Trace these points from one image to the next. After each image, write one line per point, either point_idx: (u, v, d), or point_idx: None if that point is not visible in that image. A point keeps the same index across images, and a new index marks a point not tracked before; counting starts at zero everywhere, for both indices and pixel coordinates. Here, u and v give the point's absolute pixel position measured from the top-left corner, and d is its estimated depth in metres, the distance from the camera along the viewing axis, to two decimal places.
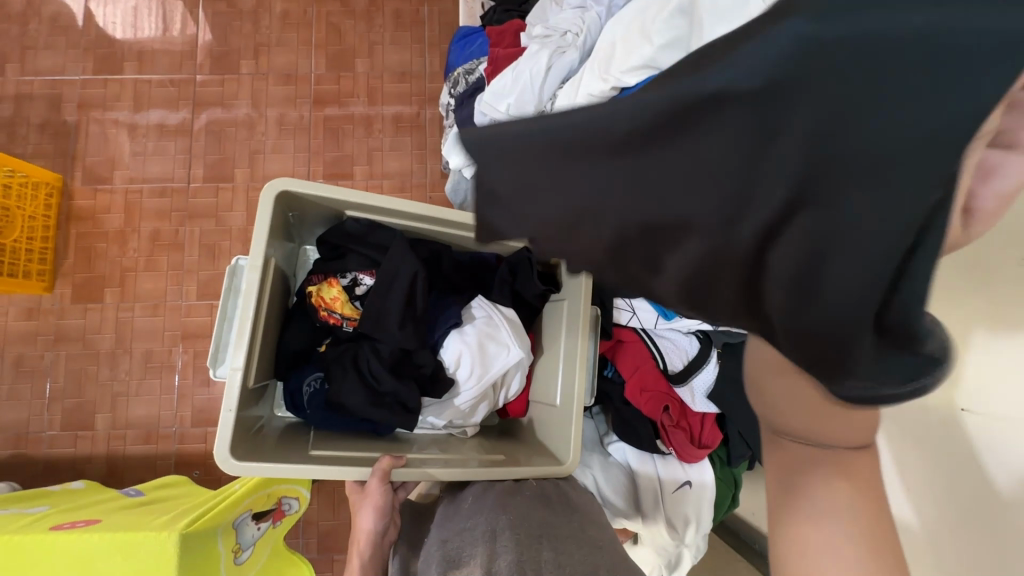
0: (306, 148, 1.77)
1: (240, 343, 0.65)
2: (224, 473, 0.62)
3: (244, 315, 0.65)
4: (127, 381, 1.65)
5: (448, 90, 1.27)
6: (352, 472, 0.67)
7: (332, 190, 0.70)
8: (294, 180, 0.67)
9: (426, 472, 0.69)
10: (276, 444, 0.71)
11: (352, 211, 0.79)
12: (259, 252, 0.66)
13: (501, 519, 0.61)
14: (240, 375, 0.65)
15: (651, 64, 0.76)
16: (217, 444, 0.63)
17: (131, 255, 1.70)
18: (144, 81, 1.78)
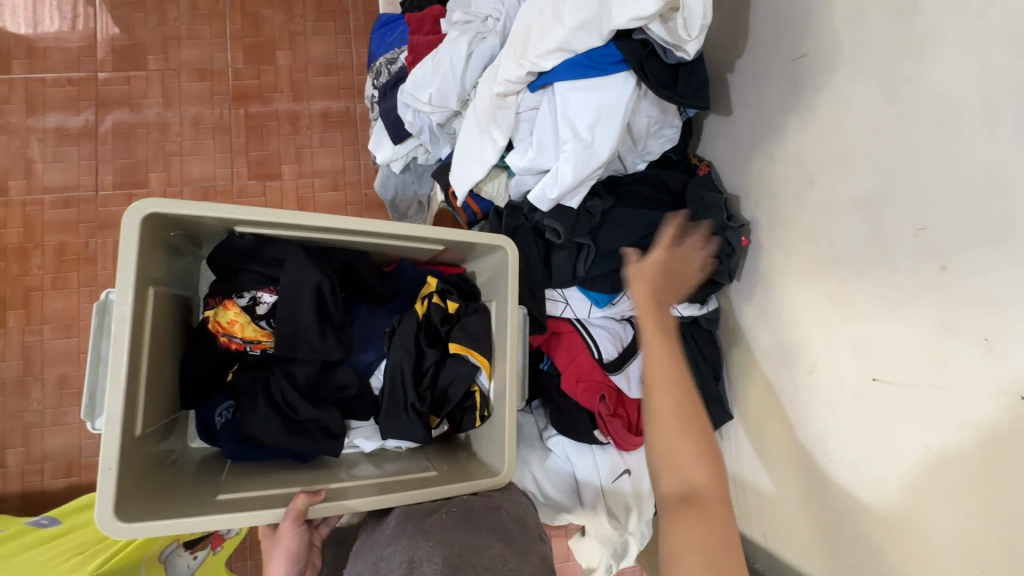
0: (228, 148, 1.66)
1: (115, 389, 0.57)
2: (113, 537, 0.56)
3: (117, 354, 0.57)
4: (40, 410, 1.51)
5: (371, 81, 1.20)
6: (261, 517, 0.61)
7: (206, 208, 0.61)
8: (160, 201, 0.58)
9: (344, 504, 0.64)
10: (180, 491, 0.65)
11: (241, 226, 0.70)
12: (126, 284, 0.58)
13: (420, 547, 0.56)
14: (118, 426, 0.58)
15: (565, 46, 0.73)
16: (100, 506, 0.56)
17: (35, 272, 1.55)
18: (37, 80, 1.62)
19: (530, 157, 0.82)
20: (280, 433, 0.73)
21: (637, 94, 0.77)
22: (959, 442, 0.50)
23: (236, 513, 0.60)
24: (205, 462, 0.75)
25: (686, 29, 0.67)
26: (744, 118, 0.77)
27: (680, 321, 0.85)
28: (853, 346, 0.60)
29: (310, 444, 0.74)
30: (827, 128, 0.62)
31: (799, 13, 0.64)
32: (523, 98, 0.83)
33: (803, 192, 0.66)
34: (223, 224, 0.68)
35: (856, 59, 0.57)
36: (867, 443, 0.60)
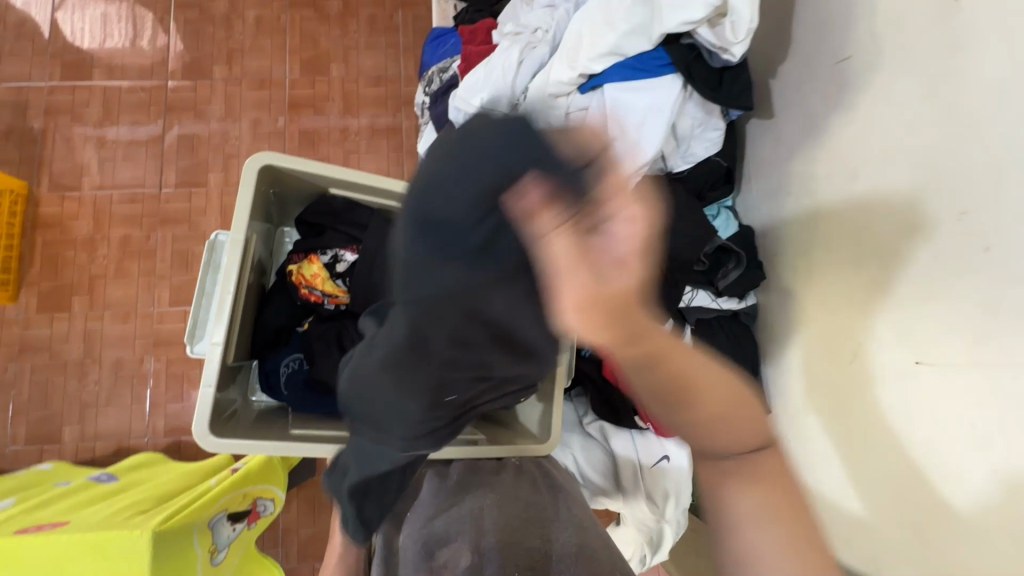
0: (281, 152, 1.76)
1: (220, 320, 0.64)
2: (202, 449, 0.62)
3: (226, 287, 0.65)
4: (96, 391, 1.60)
5: (423, 88, 1.28)
6: (334, 450, 0.67)
7: (313, 165, 0.69)
8: (280, 155, 0.67)
9: (411, 449, 0.69)
10: (255, 426, 0.71)
11: (336, 187, 0.79)
12: (241, 226, 0.66)
13: (487, 500, 0.64)
14: (220, 351, 0.65)
15: (616, 50, 0.79)
16: (197, 420, 0.63)
17: (100, 262, 1.66)
18: (114, 87, 1.76)
19: None
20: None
21: (682, 96, 0.81)
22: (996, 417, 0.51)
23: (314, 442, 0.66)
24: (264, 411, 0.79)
25: (734, 31, 0.71)
26: (787, 121, 0.80)
27: (720, 313, 0.89)
28: (896, 331, 0.62)
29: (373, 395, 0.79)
30: (869, 125, 0.65)
31: (843, 17, 0.67)
32: (573, 99, 0.87)
33: (845, 186, 0.69)
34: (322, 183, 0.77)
35: (899, 58, 0.60)
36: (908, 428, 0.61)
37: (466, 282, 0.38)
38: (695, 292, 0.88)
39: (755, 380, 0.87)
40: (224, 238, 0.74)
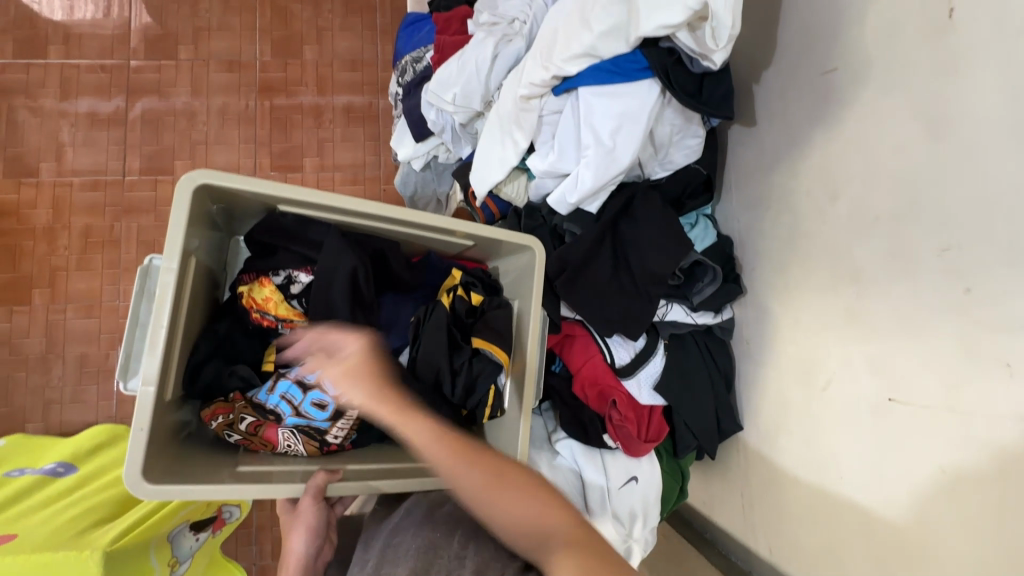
0: (251, 139, 1.69)
1: (155, 354, 0.61)
2: (136, 497, 0.59)
3: (160, 320, 0.61)
4: (60, 387, 1.55)
5: (396, 78, 1.22)
6: (284, 490, 0.64)
7: (253, 183, 0.65)
8: (216, 173, 0.62)
9: (363, 485, 0.66)
10: (201, 464, 0.68)
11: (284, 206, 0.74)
12: (174, 253, 0.62)
13: (431, 535, 0.58)
14: (153, 391, 0.61)
15: (592, 51, 0.74)
16: (128, 465, 0.59)
17: (61, 253, 1.59)
18: (72, 66, 1.66)
19: (552, 160, 0.83)
20: (303, 415, 0.74)
21: (661, 101, 0.77)
22: (966, 460, 0.50)
23: (257, 485, 0.63)
24: (220, 442, 0.76)
25: (714, 38, 0.66)
26: (768, 132, 0.76)
27: (694, 328, 0.86)
28: (871, 364, 0.60)
29: (334, 429, 0.75)
30: (853, 144, 0.62)
31: (830, 26, 0.63)
32: (547, 100, 0.83)
33: (825, 207, 0.66)
34: (268, 201, 0.72)
35: (884, 77, 0.57)
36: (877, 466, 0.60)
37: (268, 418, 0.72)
38: (671, 306, 0.84)
39: (729, 399, 0.85)
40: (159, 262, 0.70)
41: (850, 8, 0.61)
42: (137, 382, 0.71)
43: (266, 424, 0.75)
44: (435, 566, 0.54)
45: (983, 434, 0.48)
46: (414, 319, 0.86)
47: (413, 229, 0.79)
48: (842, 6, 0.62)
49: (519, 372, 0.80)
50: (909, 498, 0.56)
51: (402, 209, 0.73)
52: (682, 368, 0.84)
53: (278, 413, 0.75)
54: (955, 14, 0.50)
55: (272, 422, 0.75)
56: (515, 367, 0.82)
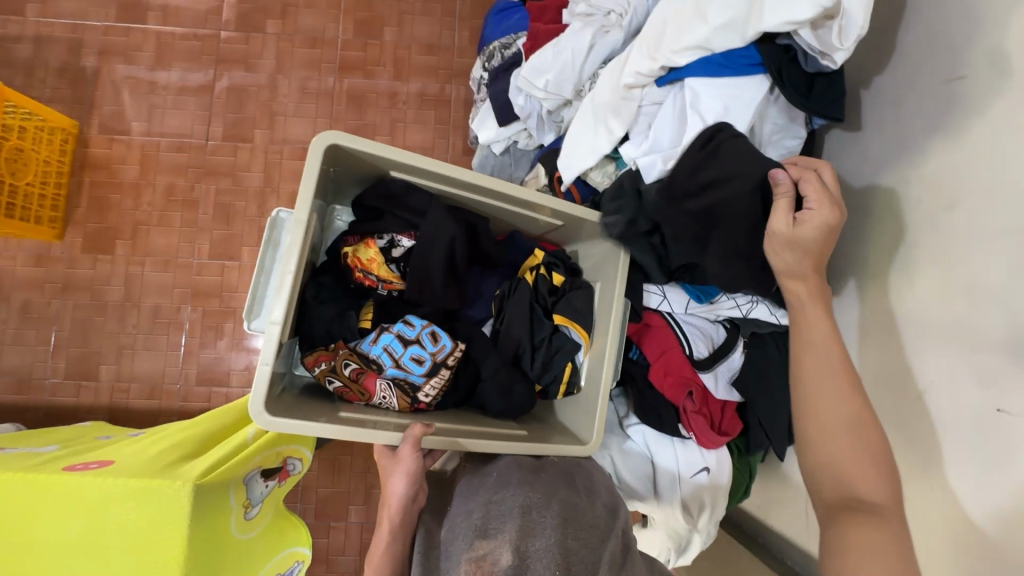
0: (328, 114, 1.75)
1: (280, 301, 0.64)
2: (257, 426, 0.62)
3: (287, 269, 0.64)
4: (134, 334, 1.64)
5: (482, 63, 1.25)
6: (382, 437, 0.67)
7: (378, 147, 0.67)
8: (346, 135, 0.65)
9: (456, 441, 0.69)
10: (305, 405, 0.71)
11: (397, 171, 0.76)
12: (304, 206, 0.64)
13: (531, 497, 0.61)
14: (277, 332, 0.64)
15: (705, 45, 0.75)
16: (252, 398, 0.62)
17: (145, 208, 1.69)
18: (168, 33, 1.75)
19: (645, 149, 0.84)
20: (401, 367, 0.78)
21: (768, 98, 0.78)
22: None
23: (363, 429, 0.66)
24: (318, 390, 0.80)
25: (840, 36, 0.66)
26: (876, 138, 0.76)
27: (776, 328, 0.83)
28: (980, 375, 0.59)
29: (426, 386, 0.77)
30: (978, 153, 0.61)
31: (962, 33, 0.63)
32: (648, 92, 0.85)
33: (938, 215, 0.65)
34: (384, 166, 0.74)
35: (1022, 85, 0.57)
36: (977, 477, 0.59)
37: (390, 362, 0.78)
38: (755, 302, 0.81)
39: None
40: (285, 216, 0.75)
41: (988, 15, 0.60)
42: (259, 324, 0.77)
43: (367, 373, 0.77)
44: (541, 526, 0.57)
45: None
46: (497, 294, 0.89)
47: (511, 203, 0.80)
48: (980, 13, 0.61)
49: (599, 353, 0.82)
50: (1007, 509, 0.56)
51: (507, 183, 0.74)
52: (759, 368, 0.83)
53: (380, 362, 0.78)
54: None
55: (373, 371, 0.77)
56: (593, 349, 0.83)
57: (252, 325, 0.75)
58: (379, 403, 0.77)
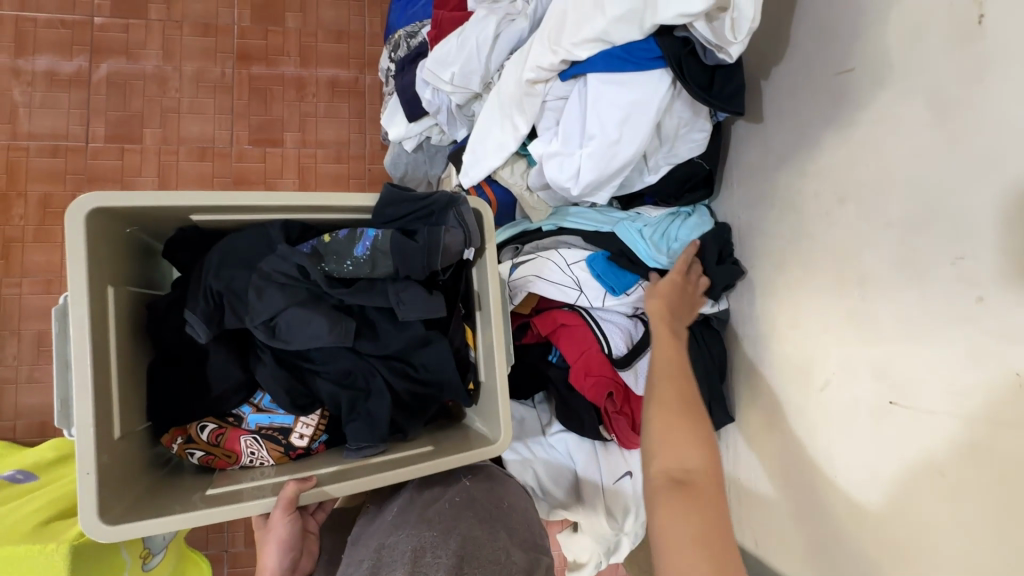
0: (229, 109, 1.60)
1: (81, 395, 0.54)
2: (98, 541, 0.54)
3: (83, 357, 0.54)
4: (15, 366, 1.45)
5: (388, 54, 1.17)
6: (253, 507, 0.59)
7: (157, 200, 0.57)
8: (116, 196, 0.55)
9: (327, 491, 0.61)
10: (168, 494, 0.63)
11: (200, 215, 0.65)
12: (79, 290, 0.54)
13: (427, 536, 0.58)
14: (92, 432, 0.55)
15: (603, 37, 0.72)
16: (82, 512, 0.54)
17: (17, 223, 1.49)
18: (28, 19, 1.53)
19: (555, 147, 0.81)
20: (264, 412, 0.71)
21: (671, 93, 0.75)
22: (958, 464, 0.52)
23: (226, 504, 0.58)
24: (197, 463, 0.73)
25: (733, 30, 0.65)
26: (776, 130, 0.75)
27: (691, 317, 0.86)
28: (872, 370, 0.60)
29: (298, 427, 0.71)
30: (867, 149, 0.61)
31: (849, 27, 0.63)
32: (553, 86, 0.80)
33: (832, 209, 0.66)
34: (181, 212, 0.63)
35: (904, 84, 0.56)
36: (868, 461, 0.61)
37: (363, 282, 0.66)
38: None
39: (722, 390, 0.86)
40: None
41: (870, 9, 0.60)
42: None
43: (228, 431, 0.71)
44: (433, 566, 0.53)
45: (974, 439, 0.50)
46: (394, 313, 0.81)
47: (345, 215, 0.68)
48: (864, 5, 0.61)
49: (490, 348, 0.73)
50: (898, 492, 0.58)
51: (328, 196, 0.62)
52: None
53: (239, 414, 0.71)
54: (985, 21, 0.49)
55: (234, 426, 0.71)
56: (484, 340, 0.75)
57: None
58: (249, 461, 0.71)
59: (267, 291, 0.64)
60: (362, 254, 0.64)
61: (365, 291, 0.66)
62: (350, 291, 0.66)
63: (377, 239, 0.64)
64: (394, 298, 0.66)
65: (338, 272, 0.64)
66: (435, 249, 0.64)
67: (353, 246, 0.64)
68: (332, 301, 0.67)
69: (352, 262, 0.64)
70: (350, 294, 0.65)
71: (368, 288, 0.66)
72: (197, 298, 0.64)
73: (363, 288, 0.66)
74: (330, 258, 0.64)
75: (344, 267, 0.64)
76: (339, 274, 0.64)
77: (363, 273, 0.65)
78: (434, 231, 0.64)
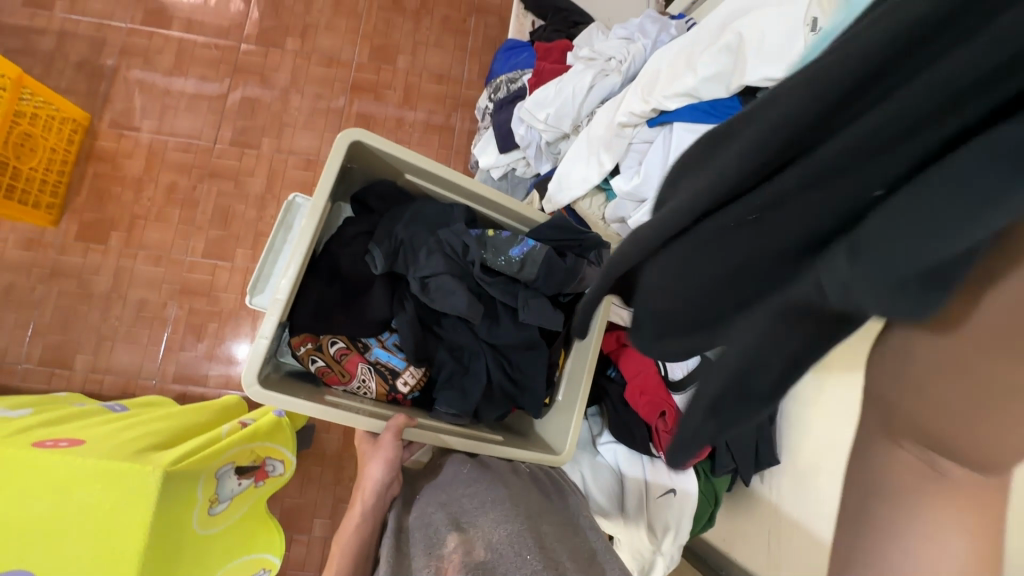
0: (336, 130, 1.81)
1: (289, 274, 0.65)
2: (246, 394, 0.63)
3: (299, 247, 0.65)
4: (115, 326, 1.63)
5: (488, 94, 1.33)
6: (368, 424, 0.71)
7: (402, 150, 0.71)
8: (372, 134, 0.68)
9: (436, 436, 0.73)
10: (290, 385, 0.72)
11: (409, 173, 0.80)
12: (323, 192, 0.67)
13: (502, 491, 0.65)
14: (281, 308, 0.66)
15: (692, 93, 0.83)
16: (247, 367, 0.63)
17: (144, 203, 1.71)
18: (189, 40, 1.82)
19: (635, 183, 0.91)
20: (387, 349, 0.81)
21: None
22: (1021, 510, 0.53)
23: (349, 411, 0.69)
24: (305, 371, 0.80)
25: None
26: None
27: None
28: None
29: (406, 373, 0.80)
30: None
31: None
32: (640, 131, 0.92)
33: None
34: (398, 166, 0.78)
35: None
36: None
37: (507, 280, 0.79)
38: None
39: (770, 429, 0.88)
40: (298, 202, 0.80)
41: None
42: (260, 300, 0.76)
43: (351, 354, 0.79)
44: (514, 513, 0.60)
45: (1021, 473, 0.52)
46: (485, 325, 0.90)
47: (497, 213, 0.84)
48: None
49: (579, 370, 0.84)
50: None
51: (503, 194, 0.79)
52: None
53: (365, 343, 0.80)
54: None
55: (358, 352, 0.80)
56: (573, 363, 0.86)
57: (255, 300, 0.77)
58: (358, 386, 0.80)
59: (435, 255, 0.76)
60: (517, 256, 0.77)
61: (506, 286, 0.79)
62: (495, 282, 0.78)
63: (534, 248, 0.77)
64: (524, 301, 0.78)
65: (494, 263, 0.77)
66: (573, 278, 0.79)
67: (512, 246, 0.78)
68: (475, 284, 0.79)
69: (507, 261, 0.77)
70: (492, 286, 0.78)
71: (505, 284, 0.79)
72: (381, 239, 0.77)
73: (503, 282, 0.79)
74: (489, 250, 0.77)
75: (499, 261, 0.77)
76: (493, 264, 0.77)
77: (510, 271, 0.78)
78: (579, 261, 0.79)
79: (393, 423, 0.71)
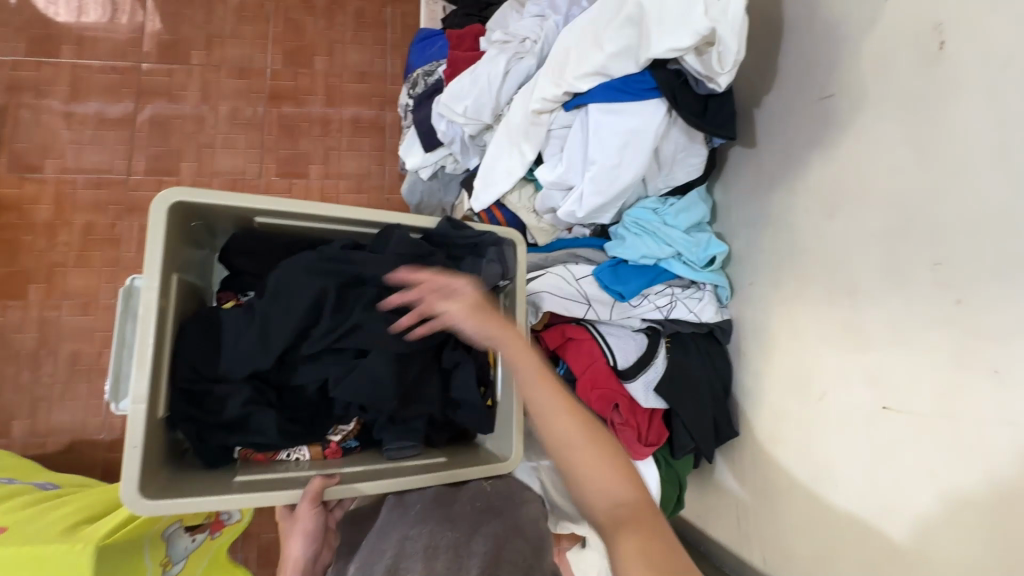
0: (259, 144, 1.71)
1: (142, 373, 0.60)
2: (136, 514, 0.58)
3: (142, 340, 0.60)
4: (50, 385, 1.53)
5: (407, 90, 1.25)
6: (282, 498, 0.64)
7: (228, 199, 0.65)
8: (189, 192, 0.63)
9: (357, 487, 0.66)
10: (200, 475, 0.68)
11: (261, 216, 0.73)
12: (154, 272, 0.61)
13: (443, 535, 0.63)
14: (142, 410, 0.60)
15: (602, 71, 0.78)
16: (124, 485, 0.58)
17: (61, 249, 1.59)
18: (84, 66, 1.68)
19: (559, 171, 0.86)
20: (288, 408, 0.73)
21: (667, 121, 0.80)
22: (965, 475, 0.52)
23: (259, 492, 0.63)
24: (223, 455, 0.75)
25: (720, 62, 0.70)
26: (769, 153, 0.79)
27: (696, 328, 0.88)
28: (867, 376, 0.62)
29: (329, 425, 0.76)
30: (850, 165, 0.65)
31: (828, 57, 0.67)
32: (557, 116, 0.87)
33: (823, 224, 0.69)
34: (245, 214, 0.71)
35: (879, 110, 0.60)
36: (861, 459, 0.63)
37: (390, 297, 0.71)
38: (675, 303, 0.87)
39: (727, 402, 0.86)
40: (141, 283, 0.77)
41: (848, 41, 0.64)
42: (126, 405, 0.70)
43: None
44: (455, 561, 0.59)
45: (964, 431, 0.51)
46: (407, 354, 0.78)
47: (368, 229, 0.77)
48: (842, 36, 0.65)
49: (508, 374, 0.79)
50: (905, 488, 0.58)
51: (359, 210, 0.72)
52: (683, 369, 0.86)
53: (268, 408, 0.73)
54: (945, 46, 0.53)
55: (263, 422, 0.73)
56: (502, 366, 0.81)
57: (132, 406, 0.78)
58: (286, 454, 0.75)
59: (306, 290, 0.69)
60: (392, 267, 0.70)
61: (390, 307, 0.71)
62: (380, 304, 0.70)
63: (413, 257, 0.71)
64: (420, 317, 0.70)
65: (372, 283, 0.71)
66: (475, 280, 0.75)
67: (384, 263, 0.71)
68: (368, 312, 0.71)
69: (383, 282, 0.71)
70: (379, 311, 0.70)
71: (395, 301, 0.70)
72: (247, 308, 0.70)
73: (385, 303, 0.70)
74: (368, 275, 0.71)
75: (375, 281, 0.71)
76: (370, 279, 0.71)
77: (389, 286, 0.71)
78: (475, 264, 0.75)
79: (308, 493, 0.64)
